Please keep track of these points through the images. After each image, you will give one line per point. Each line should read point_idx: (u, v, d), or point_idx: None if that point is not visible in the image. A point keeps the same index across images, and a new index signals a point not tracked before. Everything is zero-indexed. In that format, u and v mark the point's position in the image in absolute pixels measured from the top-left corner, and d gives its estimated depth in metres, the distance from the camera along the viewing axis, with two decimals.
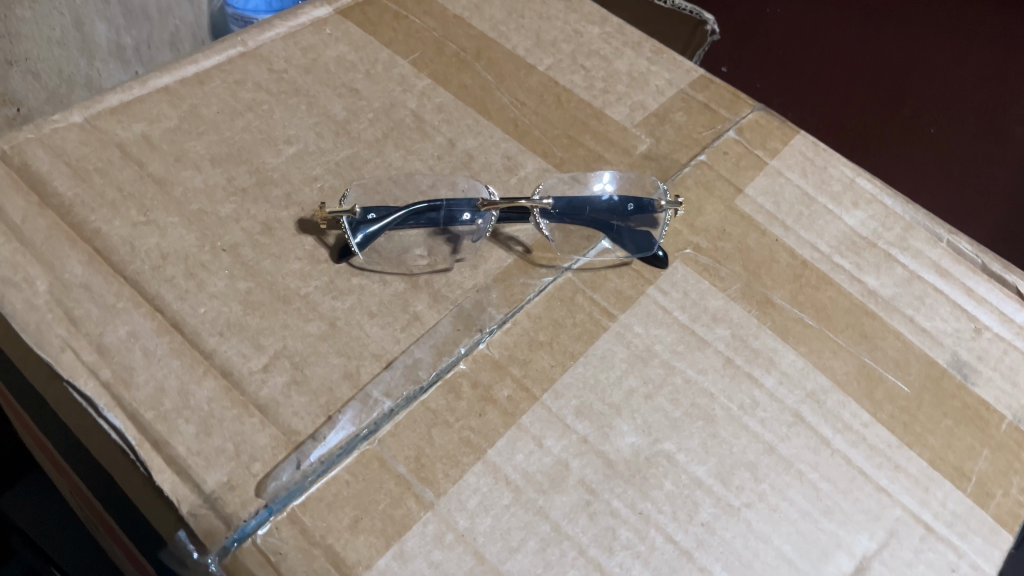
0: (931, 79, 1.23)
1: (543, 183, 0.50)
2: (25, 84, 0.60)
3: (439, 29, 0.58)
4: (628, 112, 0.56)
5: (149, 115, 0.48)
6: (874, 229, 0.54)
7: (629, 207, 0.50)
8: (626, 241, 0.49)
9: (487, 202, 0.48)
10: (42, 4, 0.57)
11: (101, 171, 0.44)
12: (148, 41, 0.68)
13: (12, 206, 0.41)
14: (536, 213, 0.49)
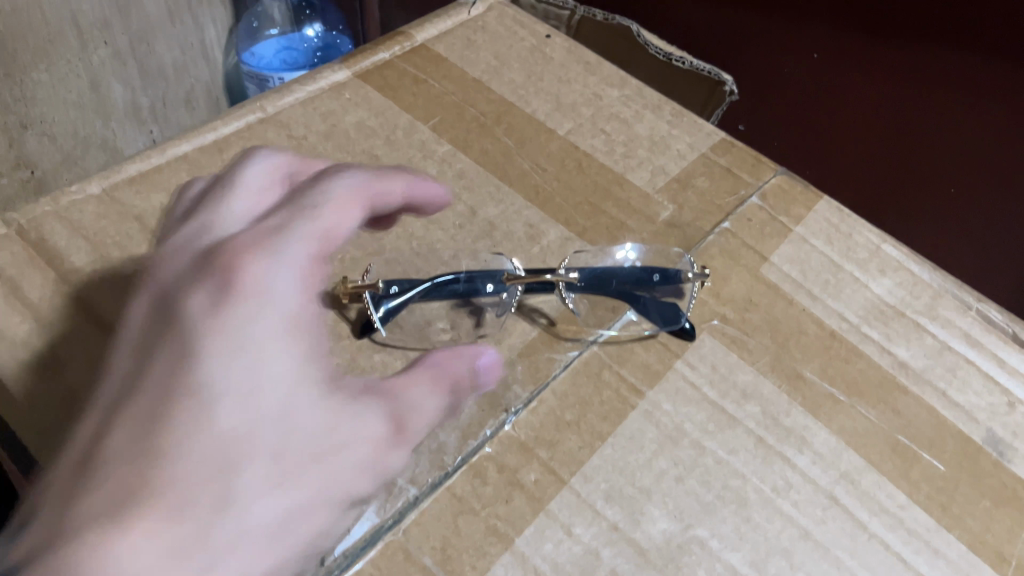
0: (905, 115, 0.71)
1: (569, 255, 0.50)
2: (40, 146, 0.59)
3: (459, 92, 0.58)
4: (650, 177, 0.56)
5: (168, 185, 0.47)
6: (902, 298, 0.53)
7: (655, 277, 0.49)
8: (653, 312, 0.48)
9: (512, 275, 0.47)
10: (58, 66, 0.57)
11: (119, 245, 0.43)
12: (164, 99, 0.68)
13: (30, 282, 0.41)
14: (562, 287, 0.48)
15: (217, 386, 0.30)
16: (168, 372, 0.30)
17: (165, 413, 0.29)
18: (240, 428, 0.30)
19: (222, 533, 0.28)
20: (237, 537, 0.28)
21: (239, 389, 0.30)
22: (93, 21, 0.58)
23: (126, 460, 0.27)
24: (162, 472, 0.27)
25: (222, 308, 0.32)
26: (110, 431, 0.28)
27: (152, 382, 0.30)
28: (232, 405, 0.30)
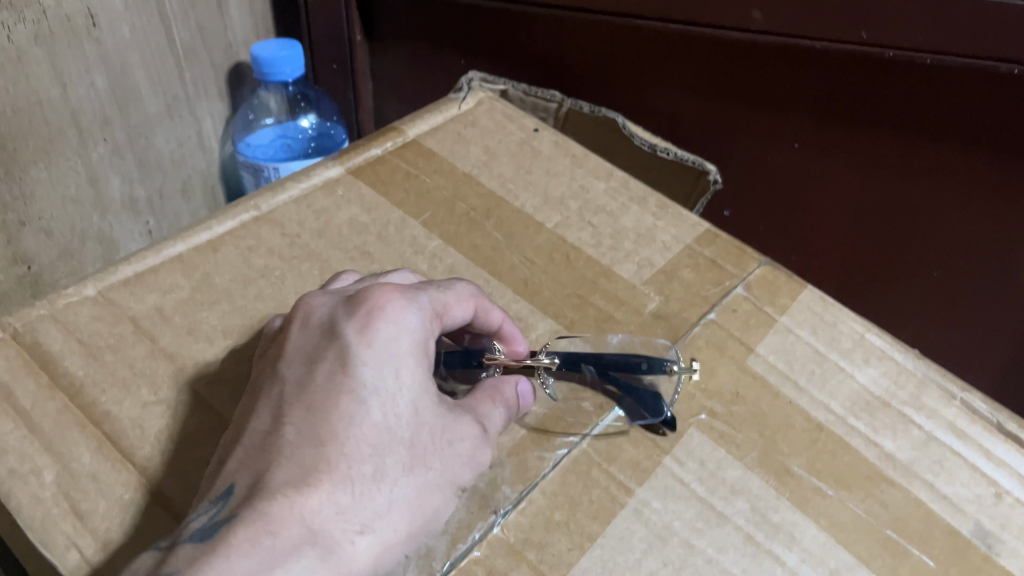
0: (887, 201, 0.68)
1: (552, 342, 0.51)
2: (38, 242, 0.60)
3: (450, 187, 0.59)
4: (637, 269, 0.57)
5: (162, 286, 0.48)
6: (888, 387, 0.53)
7: (641, 364, 0.49)
8: (635, 401, 0.48)
9: (492, 356, 0.49)
10: (58, 163, 0.59)
11: (112, 347, 0.44)
12: (161, 190, 0.70)
13: (23, 389, 0.41)
14: (541, 372, 0.49)
15: (358, 437, 0.36)
16: (331, 379, 0.38)
17: (325, 410, 0.37)
18: (383, 427, 0.37)
19: (359, 517, 0.35)
20: (372, 520, 0.36)
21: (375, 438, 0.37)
22: (93, 118, 0.61)
23: (299, 448, 0.36)
24: (324, 513, 0.34)
25: (368, 331, 0.39)
26: (283, 425, 0.37)
27: (316, 389, 0.38)
28: (370, 452, 0.36)
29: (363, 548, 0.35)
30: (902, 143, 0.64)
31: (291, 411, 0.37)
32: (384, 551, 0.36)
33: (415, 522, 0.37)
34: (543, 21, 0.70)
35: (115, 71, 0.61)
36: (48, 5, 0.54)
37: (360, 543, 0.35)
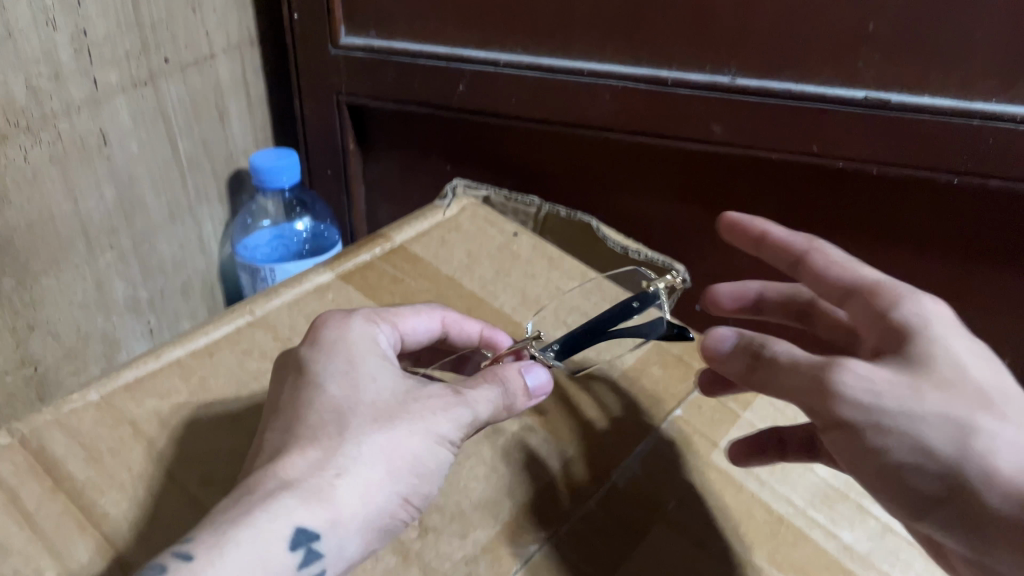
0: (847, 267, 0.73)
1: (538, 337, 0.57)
2: (44, 345, 0.64)
3: (433, 290, 0.64)
4: (608, 367, 0.61)
5: (162, 390, 0.52)
6: (845, 480, 0.56)
7: (633, 303, 0.58)
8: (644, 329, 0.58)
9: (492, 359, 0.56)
10: (67, 270, 0.63)
11: (113, 450, 0.47)
12: (162, 291, 0.74)
13: (29, 492, 0.44)
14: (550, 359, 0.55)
15: (323, 407, 0.41)
16: (293, 381, 0.43)
17: (293, 402, 0.42)
18: (342, 396, 0.42)
19: (333, 464, 0.39)
20: (347, 463, 0.39)
21: (338, 405, 0.41)
22: (101, 228, 0.65)
23: (276, 436, 0.41)
24: (297, 470, 0.39)
25: (315, 340, 0.45)
26: (263, 433, 0.42)
27: (283, 394, 0.43)
28: (335, 415, 0.41)
29: (343, 489, 0.39)
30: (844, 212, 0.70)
31: (271, 414, 0.43)
32: (368, 490, 0.40)
33: (395, 464, 0.41)
34: (520, 132, 0.76)
35: (124, 184, 0.66)
36: (64, 128, 0.59)
37: (339, 483, 0.39)
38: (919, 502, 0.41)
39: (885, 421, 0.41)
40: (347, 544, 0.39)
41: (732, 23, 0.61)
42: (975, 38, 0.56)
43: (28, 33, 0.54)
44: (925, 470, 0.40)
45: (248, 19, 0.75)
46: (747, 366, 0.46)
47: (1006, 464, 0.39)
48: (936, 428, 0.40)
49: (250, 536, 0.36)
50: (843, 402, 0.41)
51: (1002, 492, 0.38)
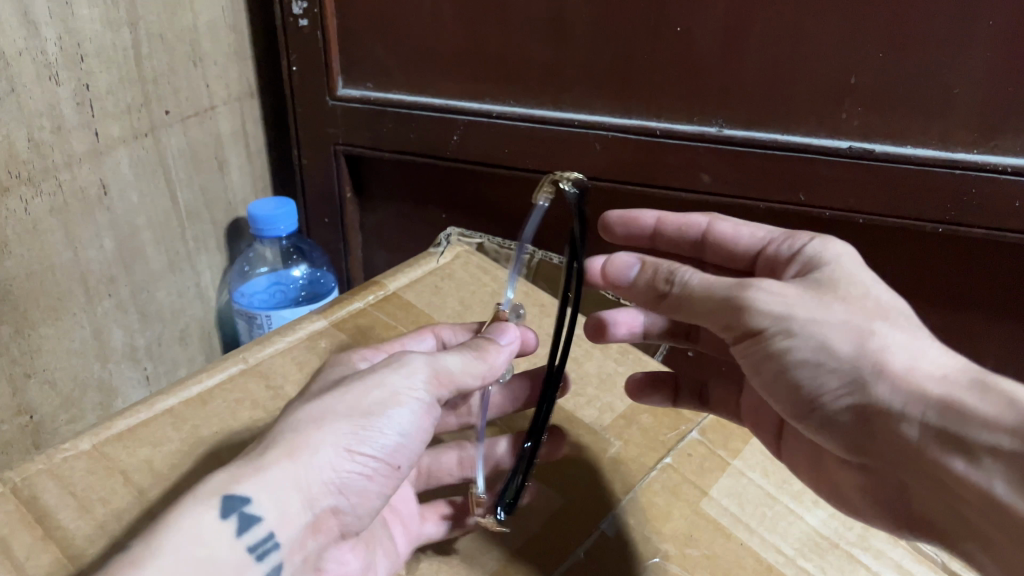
0: None
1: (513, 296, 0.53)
2: (41, 393, 0.64)
3: None
4: (598, 416, 0.62)
5: (154, 439, 0.52)
6: (835, 529, 0.56)
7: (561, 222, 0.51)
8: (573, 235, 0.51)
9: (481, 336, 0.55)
10: (66, 319, 0.64)
11: (103, 499, 0.48)
12: (160, 338, 0.75)
13: (19, 541, 0.44)
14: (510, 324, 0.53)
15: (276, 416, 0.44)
16: None
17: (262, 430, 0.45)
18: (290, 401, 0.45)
19: (270, 444, 0.41)
20: (282, 438, 0.41)
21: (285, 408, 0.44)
22: (100, 277, 0.66)
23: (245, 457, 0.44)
24: (241, 460, 0.41)
25: None
26: None
27: None
28: (282, 415, 0.44)
29: (280, 456, 0.40)
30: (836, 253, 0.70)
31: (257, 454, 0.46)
32: (304, 450, 0.41)
33: (324, 422, 0.42)
34: (514, 180, 0.77)
35: (123, 234, 0.68)
36: (65, 179, 0.61)
37: (270, 453, 0.41)
38: (817, 399, 0.45)
39: (788, 324, 0.44)
40: (290, 506, 0.40)
41: (718, 75, 0.63)
42: (954, 92, 0.58)
43: (32, 88, 0.56)
44: (827, 368, 0.43)
45: (249, 73, 0.77)
46: (655, 290, 0.50)
47: (896, 361, 0.41)
48: (835, 330, 0.43)
49: (183, 515, 0.38)
50: (754, 314, 0.44)
51: (893, 385, 0.41)
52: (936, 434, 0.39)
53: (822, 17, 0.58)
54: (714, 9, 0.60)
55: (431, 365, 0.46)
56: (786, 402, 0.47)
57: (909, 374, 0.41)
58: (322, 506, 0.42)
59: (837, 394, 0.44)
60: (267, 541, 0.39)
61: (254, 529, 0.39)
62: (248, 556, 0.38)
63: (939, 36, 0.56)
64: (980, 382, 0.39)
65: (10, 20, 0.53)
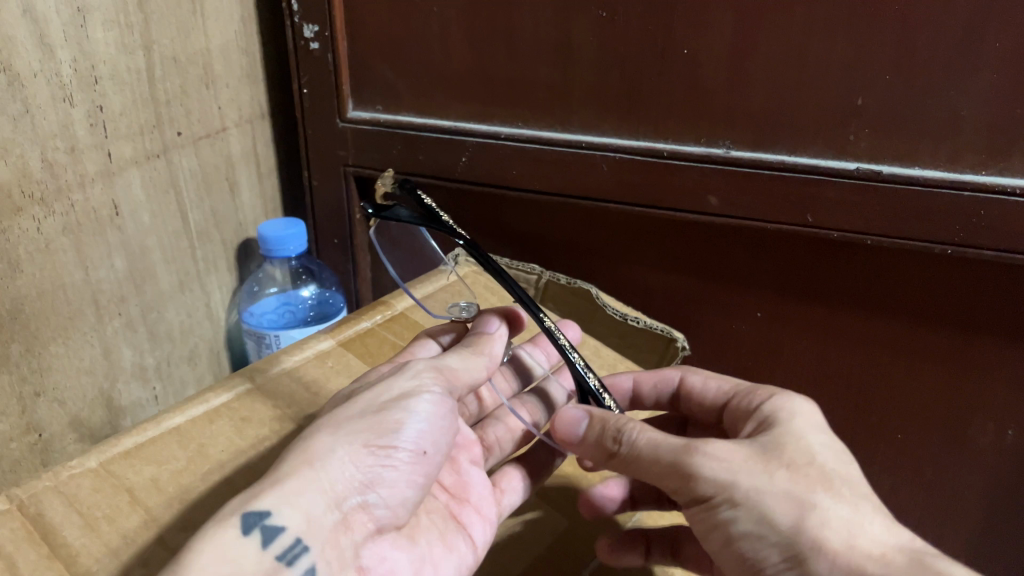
0: (849, 328, 0.73)
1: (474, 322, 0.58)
2: (49, 411, 0.64)
3: None
4: None
5: (160, 457, 0.52)
6: None
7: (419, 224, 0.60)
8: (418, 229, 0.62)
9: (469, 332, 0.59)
10: (75, 339, 0.65)
11: (109, 517, 0.48)
12: (169, 358, 0.76)
13: (23, 558, 0.44)
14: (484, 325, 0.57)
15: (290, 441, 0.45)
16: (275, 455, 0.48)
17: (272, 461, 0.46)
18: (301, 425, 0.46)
19: (288, 459, 0.42)
20: (298, 452, 0.42)
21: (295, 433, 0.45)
22: (110, 297, 0.67)
23: None
24: (261, 479, 0.42)
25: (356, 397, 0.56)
26: None
27: None
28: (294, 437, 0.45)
29: (299, 466, 0.42)
30: (840, 273, 0.70)
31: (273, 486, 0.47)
32: (320, 456, 0.42)
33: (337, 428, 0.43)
34: (522, 202, 0.77)
35: (134, 254, 0.68)
36: (77, 199, 0.61)
37: (286, 467, 0.42)
38: (759, 569, 0.45)
39: (731, 495, 0.44)
40: (315, 509, 0.41)
41: (724, 97, 0.63)
42: (961, 113, 0.58)
43: (45, 109, 0.57)
44: (768, 541, 0.44)
45: (260, 95, 0.78)
46: (605, 449, 0.50)
47: (835, 540, 0.42)
48: (778, 501, 0.43)
49: (204, 538, 0.38)
50: (698, 479, 0.45)
51: (833, 564, 0.41)
52: None
53: (827, 38, 0.58)
54: (720, 30, 0.60)
55: (430, 365, 0.49)
56: (738, 572, 0.46)
57: (848, 552, 0.42)
58: (349, 503, 0.42)
59: (778, 568, 0.43)
60: (295, 547, 0.40)
61: (278, 538, 0.39)
62: (278, 565, 0.39)
63: (945, 57, 0.56)
64: (918, 566, 0.41)
65: (25, 42, 0.54)
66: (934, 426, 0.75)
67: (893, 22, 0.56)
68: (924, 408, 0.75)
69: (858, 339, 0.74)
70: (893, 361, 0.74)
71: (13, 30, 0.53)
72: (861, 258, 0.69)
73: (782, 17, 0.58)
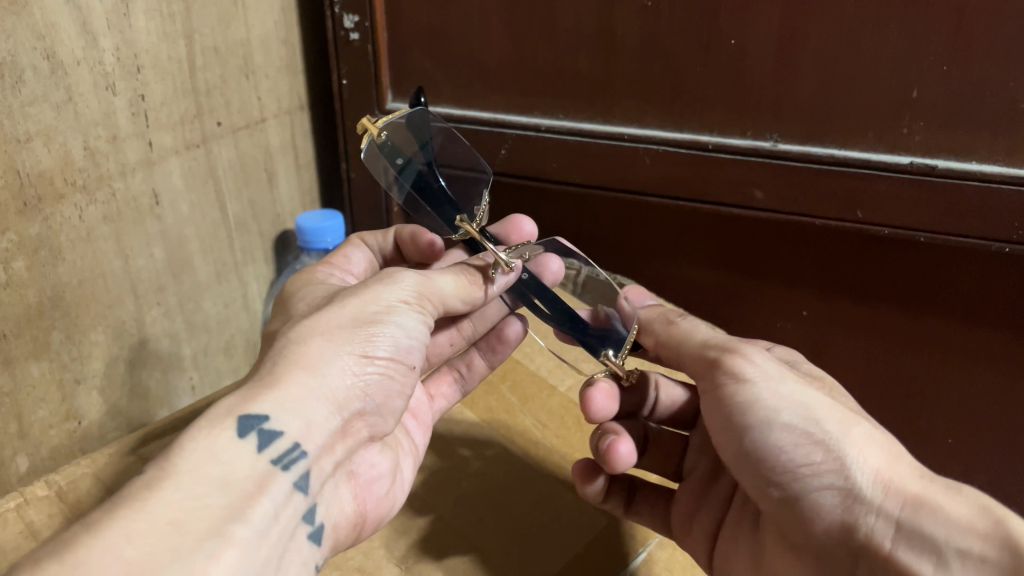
0: (894, 327, 0.72)
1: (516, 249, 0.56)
2: (89, 400, 0.65)
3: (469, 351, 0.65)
4: None
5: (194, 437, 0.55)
6: None
7: (399, 159, 0.57)
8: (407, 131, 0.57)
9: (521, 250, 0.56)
10: (114, 326, 0.65)
11: None
12: (205, 349, 0.76)
13: None
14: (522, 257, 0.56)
15: (283, 337, 0.45)
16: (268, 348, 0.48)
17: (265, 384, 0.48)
18: (300, 321, 0.46)
19: (296, 364, 0.43)
20: (305, 360, 0.43)
21: (291, 330, 0.45)
22: (149, 286, 0.67)
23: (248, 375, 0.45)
24: (260, 384, 0.42)
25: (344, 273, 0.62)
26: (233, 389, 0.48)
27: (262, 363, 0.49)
28: (292, 334, 0.45)
29: (307, 373, 0.43)
30: (887, 269, 0.69)
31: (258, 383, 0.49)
32: (324, 368, 0.43)
33: (331, 337, 0.45)
34: (564, 194, 0.77)
35: (172, 244, 0.68)
36: (118, 188, 0.61)
37: (280, 370, 0.43)
38: (792, 471, 0.47)
39: (776, 390, 0.48)
40: (313, 416, 0.43)
41: (772, 87, 0.61)
42: (1021, 106, 0.56)
43: (88, 97, 0.57)
44: (811, 442, 0.46)
45: (300, 87, 0.78)
46: (664, 321, 0.55)
47: (876, 455, 0.45)
48: (826, 408, 0.47)
49: (205, 437, 0.38)
50: (738, 370, 0.49)
51: (874, 478, 0.44)
52: (904, 531, 0.42)
53: (881, 28, 0.56)
54: (770, 19, 0.58)
55: (418, 287, 0.49)
56: (753, 474, 0.49)
57: (885, 468, 0.44)
58: (347, 411, 0.45)
59: (818, 471, 0.45)
60: (293, 451, 0.41)
61: (275, 443, 0.40)
62: (272, 468, 0.40)
63: (1006, 48, 0.54)
64: (951, 487, 0.43)
65: (68, 29, 0.54)
66: (985, 429, 0.73)
67: (950, 12, 0.54)
68: (975, 412, 0.73)
69: (905, 339, 0.72)
70: (941, 362, 0.72)
71: (56, 18, 0.53)
72: (909, 255, 0.67)
73: (837, 4, 0.56)
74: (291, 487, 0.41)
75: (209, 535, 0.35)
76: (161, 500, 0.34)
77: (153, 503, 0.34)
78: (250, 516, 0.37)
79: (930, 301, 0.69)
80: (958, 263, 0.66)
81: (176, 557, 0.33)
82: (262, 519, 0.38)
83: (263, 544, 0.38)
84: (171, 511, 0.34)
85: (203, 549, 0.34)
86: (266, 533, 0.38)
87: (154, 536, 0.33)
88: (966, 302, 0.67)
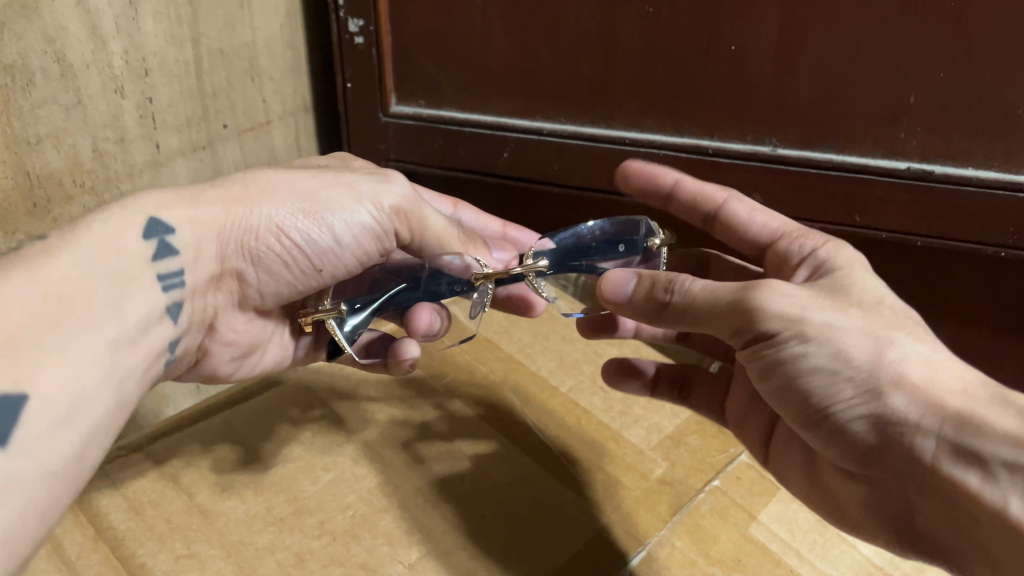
0: None
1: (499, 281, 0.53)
2: None
3: None
4: (646, 433, 0.66)
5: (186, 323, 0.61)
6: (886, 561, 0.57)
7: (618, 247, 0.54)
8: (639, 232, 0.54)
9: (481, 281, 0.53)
10: None
11: None
12: None
13: None
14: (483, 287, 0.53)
15: (251, 171, 0.50)
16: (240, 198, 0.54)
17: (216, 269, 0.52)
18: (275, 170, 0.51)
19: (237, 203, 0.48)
20: (238, 203, 0.48)
21: (258, 171, 0.50)
22: None
23: None
24: (193, 203, 0.47)
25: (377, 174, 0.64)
26: None
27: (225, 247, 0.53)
28: (256, 174, 0.50)
29: (226, 212, 0.48)
30: (886, 272, 0.69)
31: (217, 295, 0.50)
32: (249, 213, 0.48)
33: (271, 191, 0.49)
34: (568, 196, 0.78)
35: None
36: (126, 188, 0.63)
37: (208, 193, 0.48)
38: (825, 403, 0.42)
39: (804, 327, 0.41)
40: (203, 250, 0.48)
41: (771, 91, 0.62)
42: (1017, 111, 0.56)
43: (98, 100, 0.58)
44: (844, 377, 0.41)
45: (304, 88, 0.79)
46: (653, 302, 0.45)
47: (915, 372, 0.40)
48: (856, 337, 0.41)
49: (106, 221, 0.43)
50: (764, 313, 0.41)
51: (912, 397, 0.40)
52: (951, 448, 0.39)
53: (880, 34, 0.57)
54: (769, 24, 0.59)
55: (401, 202, 0.53)
56: (792, 401, 0.44)
57: (927, 386, 0.40)
58: (229, 262, 0.50)
59: (851, 403, 0.41)
60: (176, 277, 0.46)
61: (168, 260, 0.45)
62: (155, 281, 0.44)
63: (1003, 54, 0.55)
64: (1000, 397, 0.40)
65: (78, 33, 0.54)
66: None
67: (948, 19, 0.55)
68: None
69: None
70: None
71: (65, 22, 0.53)
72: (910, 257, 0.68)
73: (836, 9, 0.57)
74: (163, 311, 0.45)
75: (86, 320, 0.39)
76: (52, 268, 0.39)
77: (48, 269, 0.39)
78: (124, 315, 0.41)
79: (929, 302, 0.70)
80: (957, 265, 0.66)
81: (61, 324, 0.38)
82: (134, 323, 0.42)
83: (132, 348, 0.42)
84: (60, 283, 0.39)
85: (75, 328, 0.38)
86: (135, 342, 0.42)
87: (38, 299, 0.37)
88: (965, 305, 0.69)
